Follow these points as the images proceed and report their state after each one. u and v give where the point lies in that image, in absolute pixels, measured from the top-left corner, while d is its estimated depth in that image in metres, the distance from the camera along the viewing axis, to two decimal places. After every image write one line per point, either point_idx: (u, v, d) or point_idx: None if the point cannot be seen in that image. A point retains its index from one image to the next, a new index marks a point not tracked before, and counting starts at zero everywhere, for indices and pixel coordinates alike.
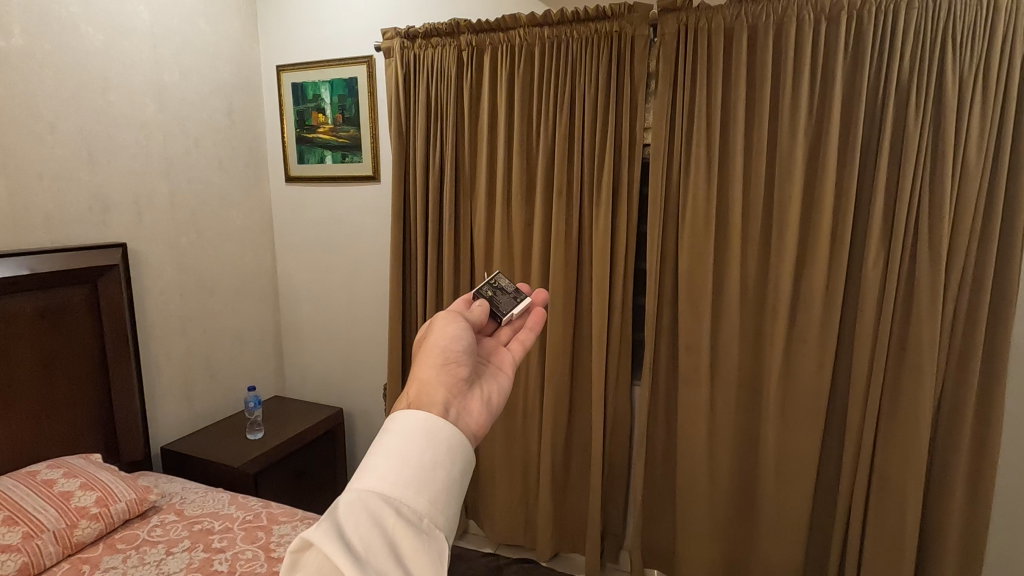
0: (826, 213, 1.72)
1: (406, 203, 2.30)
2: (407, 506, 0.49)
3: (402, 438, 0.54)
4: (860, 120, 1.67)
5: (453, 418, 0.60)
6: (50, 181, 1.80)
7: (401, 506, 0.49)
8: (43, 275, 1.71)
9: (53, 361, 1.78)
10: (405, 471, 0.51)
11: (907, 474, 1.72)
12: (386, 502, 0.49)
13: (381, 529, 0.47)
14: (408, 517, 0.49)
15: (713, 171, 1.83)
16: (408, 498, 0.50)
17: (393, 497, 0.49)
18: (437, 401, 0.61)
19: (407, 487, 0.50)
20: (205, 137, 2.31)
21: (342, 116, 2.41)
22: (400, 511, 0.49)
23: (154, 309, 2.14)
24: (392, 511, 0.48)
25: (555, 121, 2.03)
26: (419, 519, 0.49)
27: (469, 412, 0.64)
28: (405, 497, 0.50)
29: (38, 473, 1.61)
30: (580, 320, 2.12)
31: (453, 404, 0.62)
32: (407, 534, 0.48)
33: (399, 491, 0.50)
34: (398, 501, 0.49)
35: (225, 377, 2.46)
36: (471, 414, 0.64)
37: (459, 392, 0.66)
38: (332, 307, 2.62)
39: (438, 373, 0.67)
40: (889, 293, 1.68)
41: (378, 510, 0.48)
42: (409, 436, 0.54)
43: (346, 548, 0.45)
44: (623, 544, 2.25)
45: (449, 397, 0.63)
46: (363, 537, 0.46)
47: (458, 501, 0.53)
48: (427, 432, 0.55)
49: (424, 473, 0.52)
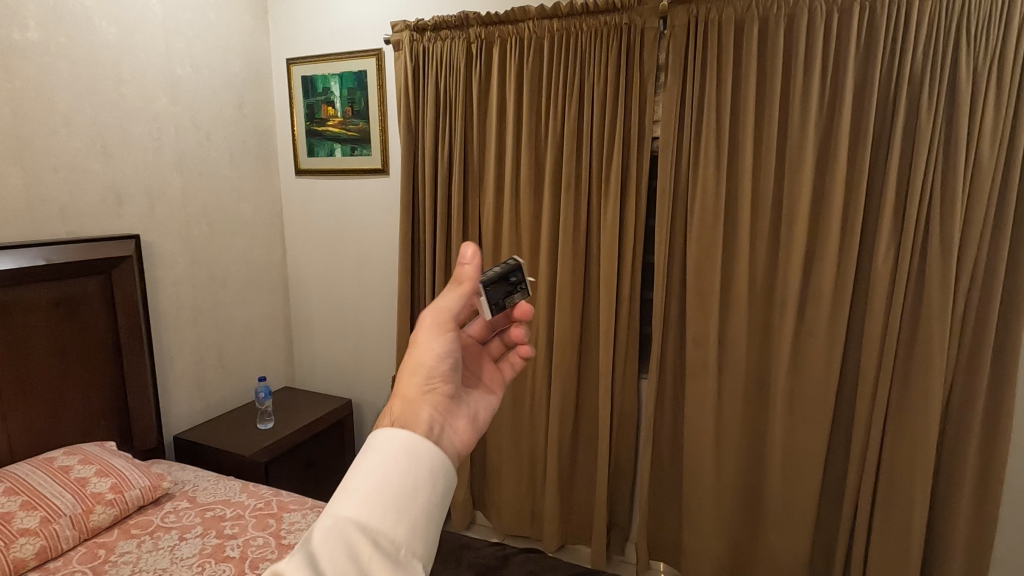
0: (836, 206, 1.72)
1: (415, 196, 2.31)
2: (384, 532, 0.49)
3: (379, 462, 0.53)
4: (870, 113, 1.65)
5: (437, 437, 0.60)
6: (66, 173, 1.82)
7: (377, 536, 0.48)
8: (58, 266, 1.74)
9: (69, 350, 1.81)
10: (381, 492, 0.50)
11: (916, 468, 1.71)
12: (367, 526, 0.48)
13: (357, 560, 0.46)
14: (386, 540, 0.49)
15: (722, 165, 1.83)
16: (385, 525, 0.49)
17: (370, 527, 0.48)
18: (420, 420, 0.60)
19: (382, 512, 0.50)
20: (216, 130, 2.33)
21: (352, 109, 2.43)
22: (376, 541, 0.48)
23: (167, 300, 2.17)
24: (368, 541, 0.47)
25: (563, 114, 2.03)
26: (396, 550, 0.48)
27: (455, 430, 0.65)
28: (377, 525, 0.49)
29: (55, 460, 1.65)
30: (587, 313, 2.12)
31: (438, 422, 0.62)
32: (383, 566, 0.47)
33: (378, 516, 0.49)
34: (375, 531, 0.48)
35: (236, 368, 2.49)
36: (455, 432, 0.65)
37: (445, 408, 0.66)
38: (341, 299, 2.64)
39: (422, 392, 0.65)
40: (898, 288, 1.68)
41: (354, 540, 0.47)
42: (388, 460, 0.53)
43: None
44: (629, 537, 2.26)
45: (434, 415, 0.63)
46: (336, 568, 0.45)
47: (438, 526, 0.52)
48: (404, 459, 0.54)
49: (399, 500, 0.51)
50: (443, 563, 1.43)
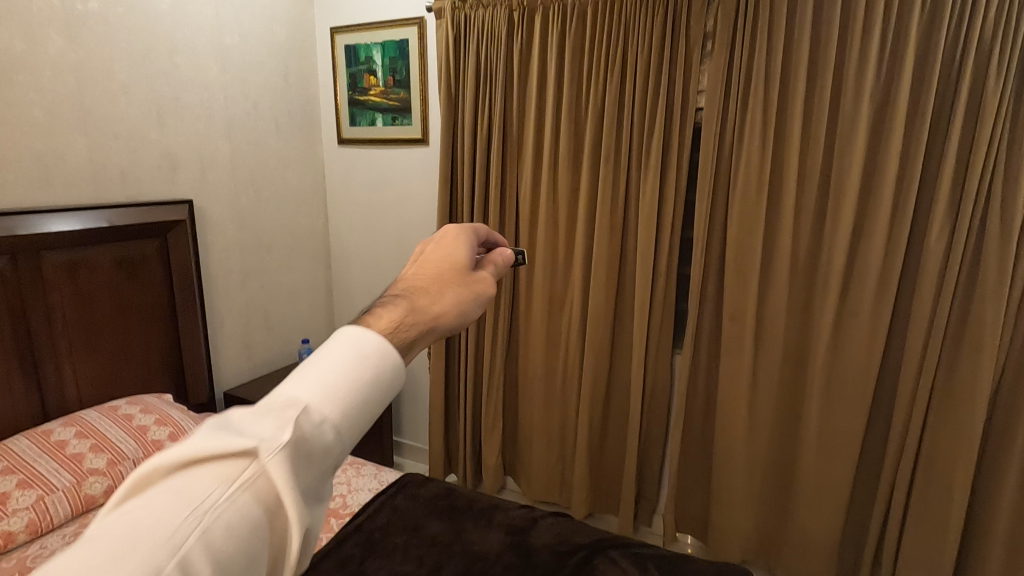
0: (889, 182, 1.65)
1: (454, 166, 2.33)
2: (195, 556, 0.36)
3: (314, 369, 0.46)
4: (932, 83, 1.56)
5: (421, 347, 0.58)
6: (124, 140, 1.91)
7: (318, 420, 0.43)
8: (120, 228, 1.85)
9: (130, 307, 1.93)
10: (279, 446, 0.41)
11: (956, 457, 1.67)
12: (263, 481, 0.40)
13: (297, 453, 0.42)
14: (208, 554, 0.36)
15: (768, 137, 1.77)
16: (224, 492, 0.39)
17: (314, 409, 0.44)
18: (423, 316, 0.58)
19: (214, 490, 0.39)
20: (262, 99, 2.39)
21: (393, 79, 2.45)
22: (313, 420, 0.43)
23: (217, 265, 2.27)
24: (318, 424, 0.43)
25: (605, 83, 1.99)
26: (321, 422, 0.43)
27: None
28: (175, 513, 0.37)
29: (119, 408, 1.77)
30: (623, 285, 2.13)
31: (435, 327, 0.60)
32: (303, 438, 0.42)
33: (285, 487, 0.40)
34: (316, 412, 0.43)
35: (281, 330, 2.61)
36: None
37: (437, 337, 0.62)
38: (380, 266, 2.71)
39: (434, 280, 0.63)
40: (951, 272, 1.61)
41: (313, 425, 0.43)
42: (290, 403, 0.43)
43: (289, 455, 0.41)
44: (656, 509, 2.28)
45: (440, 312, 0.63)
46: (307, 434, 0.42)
47: (368, 419, 0.47)
48: (365, 359, 0.47)
49: (323, 452, 0.43)
50: (473, 521, 1.49)
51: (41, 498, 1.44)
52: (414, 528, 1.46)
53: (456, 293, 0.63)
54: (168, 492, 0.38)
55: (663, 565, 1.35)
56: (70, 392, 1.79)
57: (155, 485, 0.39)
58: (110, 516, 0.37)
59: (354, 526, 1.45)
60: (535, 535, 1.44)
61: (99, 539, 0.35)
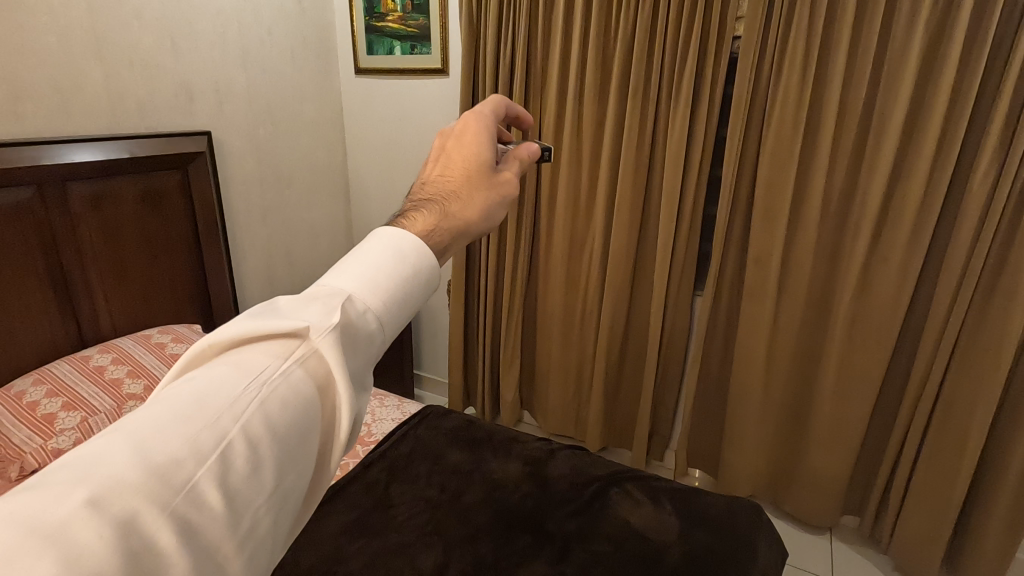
0: (936, 120, 1.56)
1: (475, 99, 2.25)
2: (259, 421, 0.35)
3: (357, 264, 0.47)
4: (996, 11, 1.44)
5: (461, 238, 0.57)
6: (139, 69, 1.87)
7: (363, 304, 0.44)
8: (141, 159, 1.84)
9: (155, 240, 1.96)
10: (330, 324, 0.41)
11: (975, 405, 1.65)
12: (315, 360, 0.40)
13: (344, 333, 0.41)
14: (269, 424, 0.36)
15: (809, 70, 1.67)
16: (279, 366, 0.39)
17: (358, 296, 0.44)
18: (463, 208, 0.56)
19: (270, 364, 0.38)
20: (276, 25, 2.30)
21: (412, 4, 2.33)
22: (358, 306, 0.43)
23: (239, 198, 2.27)
24: (362, 309, 0.43)
25: (636, 9, 1.87)
26: (365, 308, 0.44)
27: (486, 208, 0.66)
28: (233, 383, 0.36)
29: (151, 338, 1.83)
30: (646, 226, 2.09)
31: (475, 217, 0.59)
32: (351, 322, 0.42)
33: (338, 367, 0.40)
34: (360, 299, 0.44)
35: (303, 265, 2.64)
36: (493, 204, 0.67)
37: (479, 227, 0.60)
38: (399, 203, 2.68)
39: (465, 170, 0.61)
40: (992, 217, 1.54)
41: (357, 309, 0.43)
42: (336, 292, 0.43)
43: (338, 336, 0.41)
44: (669, 445, 2.35)
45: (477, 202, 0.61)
46: (352, 318, 0.42)
47: (404, 313, 0.47)
48: (404, 256, 0.47)
49: (368, 342, 0.43)
50: (493, 452, 1.55)
51: (84, 419, 1.51)
52: (435, 456, 1.52)
53: (484, 196, 0.59)
54: (225, 366, 0.38)
55: (676, 498, 1.39)
56: (104, 321, 1.85)
57: (211, 362, 0.39)
58: (170, 387, 0.37)
59: (379, 452, 1.52)
60: (552, 467, 1.49)
61: (162, 403, 0.35)
